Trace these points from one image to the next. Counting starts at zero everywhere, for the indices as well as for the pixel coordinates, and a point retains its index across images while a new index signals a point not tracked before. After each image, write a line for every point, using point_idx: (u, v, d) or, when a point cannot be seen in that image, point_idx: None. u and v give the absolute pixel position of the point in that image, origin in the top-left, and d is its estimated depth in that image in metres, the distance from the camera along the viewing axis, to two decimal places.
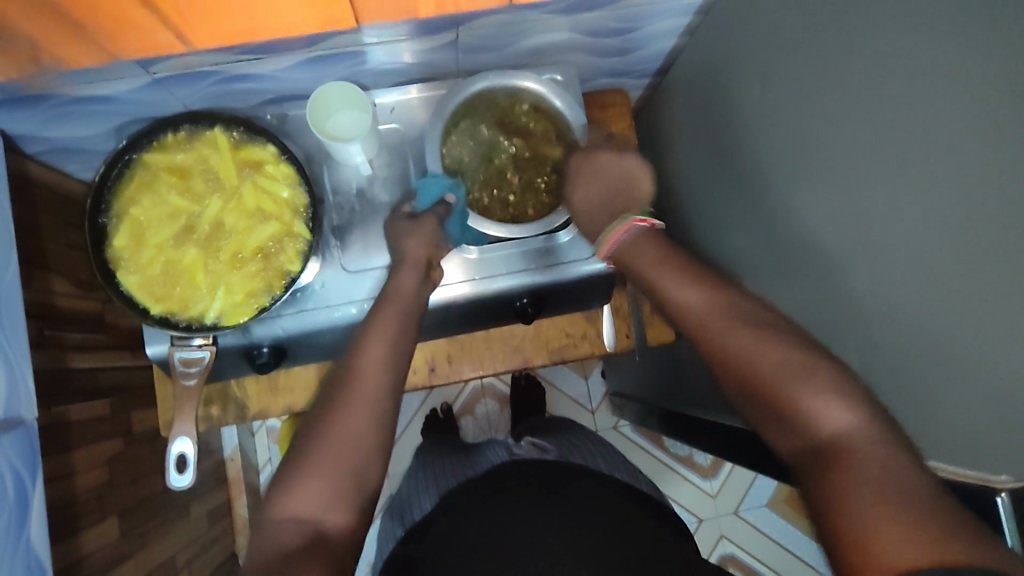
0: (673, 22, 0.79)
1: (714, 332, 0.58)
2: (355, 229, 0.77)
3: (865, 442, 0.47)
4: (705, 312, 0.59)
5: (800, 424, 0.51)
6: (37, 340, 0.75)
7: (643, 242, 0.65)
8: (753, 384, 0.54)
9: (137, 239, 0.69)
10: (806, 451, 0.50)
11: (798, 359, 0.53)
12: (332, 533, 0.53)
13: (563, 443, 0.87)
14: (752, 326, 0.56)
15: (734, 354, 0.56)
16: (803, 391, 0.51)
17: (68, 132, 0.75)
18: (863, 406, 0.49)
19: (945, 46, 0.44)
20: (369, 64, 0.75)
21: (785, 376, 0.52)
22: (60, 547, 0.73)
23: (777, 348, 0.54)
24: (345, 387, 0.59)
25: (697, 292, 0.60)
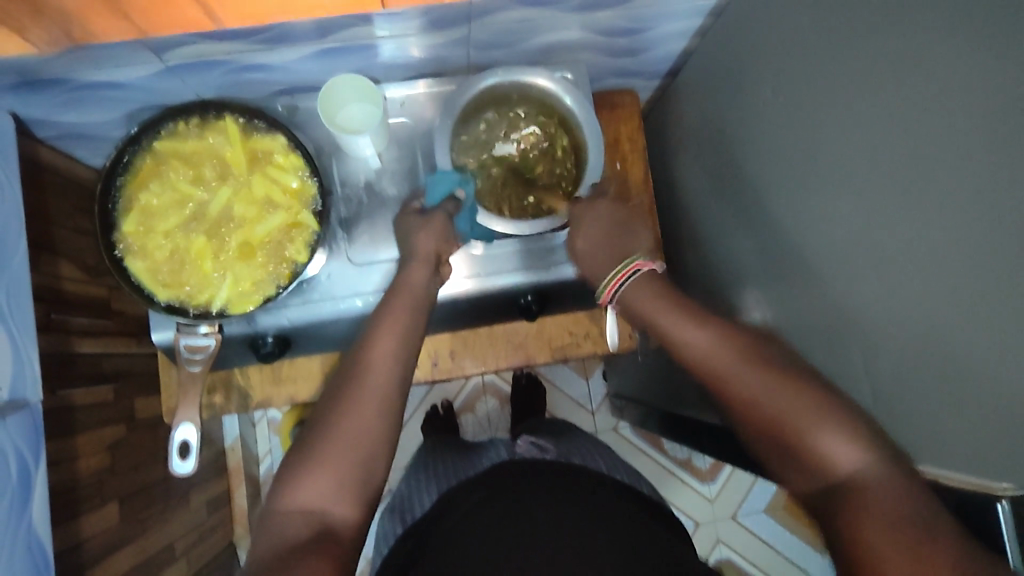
0: (684, 24, 0.79)
1: (727, 375, 0.62)
2: (363, 222, 0.77)
3: (870, 482, 0.52)
4: (713, 355, 0.63)
5: (811, 464, 0.56)
6: (43, 324, 0.76)
7: (648, 291, 0.69)
8: (769, 428, 0.58)
9: (146, 226, 0.69)
10: (819, 487, 0.55)
11: (805, 402, 0.57)
12: (332, 523, 0.53)
13: (564, 444, 0.87)
14: (759, 367, 0.60)
15: (744, 398, 0.60)
16: (812, 433, 0.56)
17: (80, 117, 0.75)
18: (867, 446, 0.53)
19: (952, 54, 0.45)
20: (380, 58, 0.75)
21: (793, 418, 0.57)
22: (61, 530, 0.74)
23: (783, 390, 0.58)
24: (348, 379, 0.60)
25: (705, 333, 0.65)
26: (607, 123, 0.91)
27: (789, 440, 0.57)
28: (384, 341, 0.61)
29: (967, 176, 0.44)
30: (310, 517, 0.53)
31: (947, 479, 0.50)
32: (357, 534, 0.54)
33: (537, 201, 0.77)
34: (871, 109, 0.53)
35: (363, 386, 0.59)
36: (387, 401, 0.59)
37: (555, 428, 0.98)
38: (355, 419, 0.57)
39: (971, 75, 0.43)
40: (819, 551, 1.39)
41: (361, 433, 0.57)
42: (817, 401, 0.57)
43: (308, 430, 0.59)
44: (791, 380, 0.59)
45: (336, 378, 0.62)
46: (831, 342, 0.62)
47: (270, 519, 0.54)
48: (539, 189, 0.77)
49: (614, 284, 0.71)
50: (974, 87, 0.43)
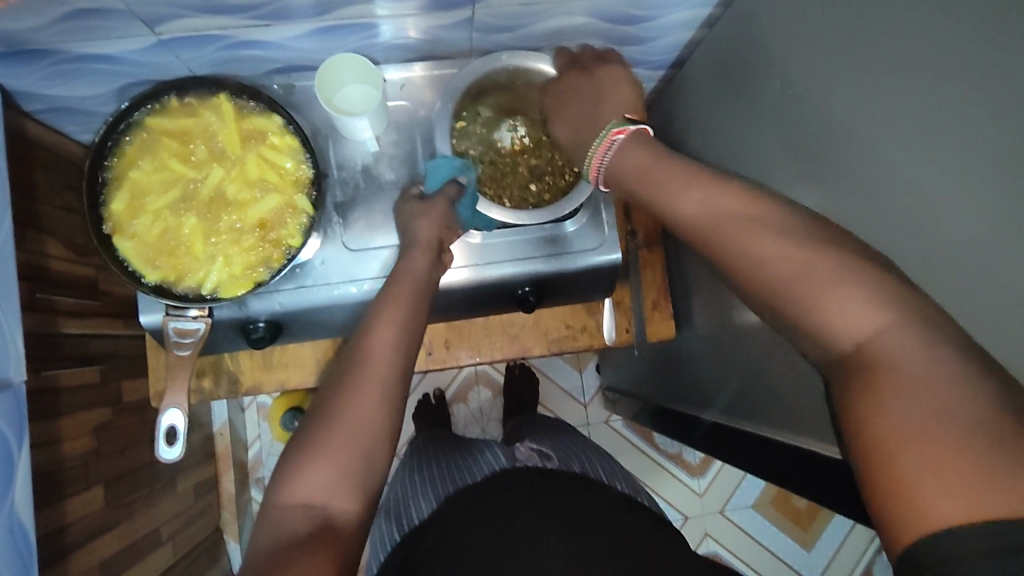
0: (692, 13, 0.78)
1: (725, 234, 0.48)
2: (359, 206, 0.76)
3: (891, 346, 0.39)
4: (712, 211, 0.49)
5: (822, 335, 0.43)
6: (28, 303, 0.74)
7: (624, 151, 0.59)
8: (773, 294, 0.45)
9: (135, 204, 0.67)
10: (833, 363, 0.43)
11: (816, 260, 0.43)
12: (330, 512, 0.52)
13: (563, 448, 0.87)
14: (767, 223, 0.46)
15: (740, 257, 0.47)
16: (824, 295, 0.42)
17: (69, 91, 0.73)
18: (895, 302, 0.40)
19: (972, 49, 0.44)
20: (381, 38, 0.73)
21: (800, 277, 0.44)
22: (43, 514, 0.72)
23: (782, 248, 0.45)
24: (348, 367, 0.58)
25: (698, 189, 0.50)
26: None
27: (793, 304, 0.44)
28: (385, 329, 0.60)
29: (985, 174, 0.43)
30: (307, 506, 0.52)
31: None
32: (357, 524, 0.53)
33: (539, 189, 0.76)
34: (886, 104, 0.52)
35: (366, 376, 0.57)
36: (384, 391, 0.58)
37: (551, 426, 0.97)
38: (350, 415, 0.55)
39: (990, 71, 0.43)
40: (805, 548, 1.40)
41: (360, 426, 0.55)
42: (840, 259, 0.43)
43: (307, 418, 0.58)
44: (796, 231, 0.45)
45: (337, 365, 0.60)
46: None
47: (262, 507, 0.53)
48: (541, 177, 0.76)
49: (608, 149, 0.61)
50: (993, 83, 0.42)
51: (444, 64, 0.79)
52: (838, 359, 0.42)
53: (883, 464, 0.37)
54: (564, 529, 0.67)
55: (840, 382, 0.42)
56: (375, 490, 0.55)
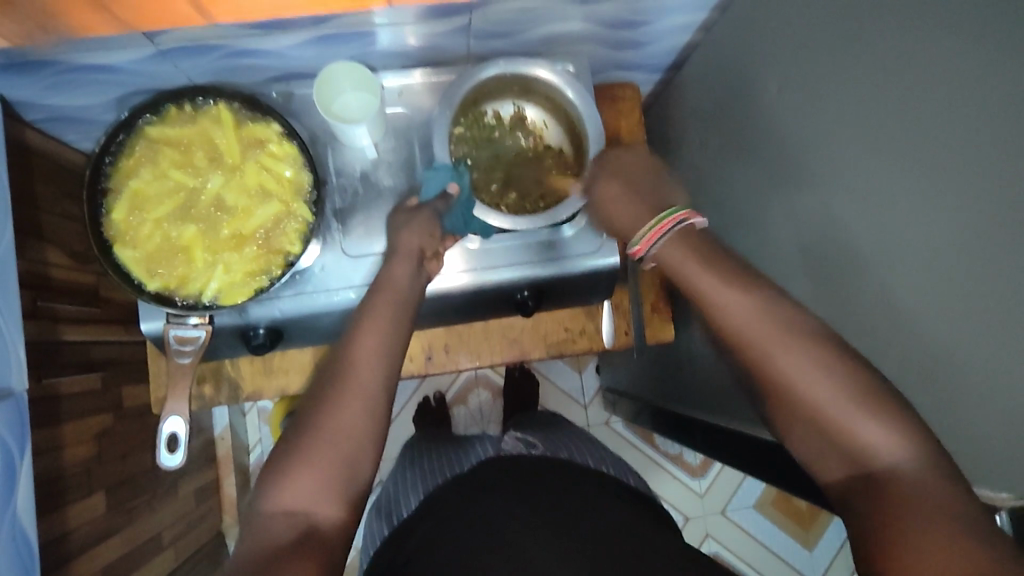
0: (689, 18, 0.78)
1: (761, 345, 0.54)
2: (358, 213, 0.76)
3: (927, 486, 0.45)
4: (754, 323, 0.55)
5: (846, 447, 0.49)
6: (30, 311, 0.74)
7: (682, 240, 0.61)
8: (809, 410, 0.51)
9: (136, 213, 0.67)
10: (855, 474, 0.49)
11: (852, 386, 0.50)
12: (313, 519, 0.53)
13: (554, 440, 0.87)
14: (803, 347, 0.52)
15: (786, 374, 0.52)
16: (855, 420, 0.49)
17: (69, 100, 0.74)
18: (920, 437, 0.47)
19: (971, 57, 0.44)
20: (379, 45, 0.73)
21: (837, 403, 0.50)
22: (46, 521, 0.73)
23: (826, 375, 0.51)
24: (332, 374, 0.59)
25: (743, 295, 0.56)
26: (607, 116, 0.90)
27: (829, 425, 0.50)
28: (369, 334, 0.60)
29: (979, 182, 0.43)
30: (289, 513, 0.53)
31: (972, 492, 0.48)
32: (341, 529, 0.54)
33: (536, 196, 0.76)
34: (883, 109, 0.52)
35: (346, 381, 0.58)
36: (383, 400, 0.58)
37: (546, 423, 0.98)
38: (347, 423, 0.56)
39: (988, 79, 0.43)
40: (806, 548, 1.40)
41: (343, 430, 0.56)
42: (866, 386, 0.50)
43: (291, 424, 0.58)
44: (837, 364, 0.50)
45: (321, 372, 0.61)
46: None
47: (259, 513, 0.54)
48: (538, 181, 0.77)
49: (662, 233, 0.61)
50: (991, 90, 0.43)
51: (443, 70, 0.78)
52: (840, 467, 0.50)
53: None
54: (543, 515, 0.67)
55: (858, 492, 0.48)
56: (359, 496, 0.56)
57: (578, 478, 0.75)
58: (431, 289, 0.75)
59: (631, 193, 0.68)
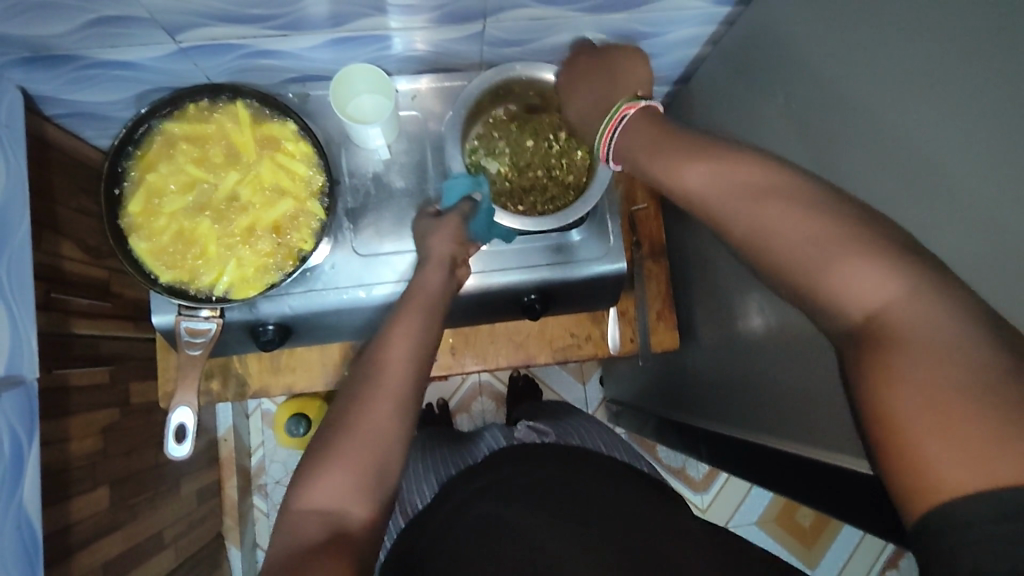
0: (697, 30, 0.79)
1: (731, 214, 0.47)
2: (369, 213, 0.77)
3: (919, 321, 0.39)
4: (718, 190, 0.48)
5: (830, 303, 0.43)
6: (42, 302, 0.75)
7: (643, 122, 0.57)
8: (792, 264, 0.44)
9: (151, 206, 0.68)
10: (851, 335, 0.42)
11: (825, 228, 0.43)
12: (345, 517, 0.53)
13: (561, 424, 0.86)
14: (775, 200, 0.45)
15: (758, 238, 0.46)
16: (823, 264, 0.42)
17: (89, 96, 0.75)
18: (900, 266, 0.40)
19: (970, 66, 0.44)
20: (394, 49, 0.75)
21: (815, 257, 0.43)
22: (49, 512, 0.73)
23: (803, 226, 0.44)
24: (363, 369, 0.59)
25: (700, 163, 0.49)
26: None
27: (808, 272, 0.43)
28: (399, 340, 0.59)
29: (981, 187, 0.44)
30: (323, 512, 0.53)
31: None
32: (369, 528, 0.54)
33: (547, 198, 0.77)
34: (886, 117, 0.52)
35: (375, 385, 0.57)
36: (401, 406, 0.57)
37: (553, 410, 0.98)
38: (370, 425, 0.56)
39: (986, 86, 0.43)
40: (809, 565, 1.39)
41: (372, 427, 0.56)
42: (850, 223, 0.42)
43: None
44: (814, 216, 0.44)
45: (352, 367, 0.61)
46: (820, 353, 0.62)
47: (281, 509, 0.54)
48: (551, 183, 0.77)
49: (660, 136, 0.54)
50: (989, 96, 0.43)
51: (455, 75, 0.80)
52: (834, 313, 0.43)
53: (895, 451, 0.38)
54: (544, 500, 0.68)
55: (851, 354, 0.42)
56: (388, 495, 0.55)
57: (591, 465, 0.76)
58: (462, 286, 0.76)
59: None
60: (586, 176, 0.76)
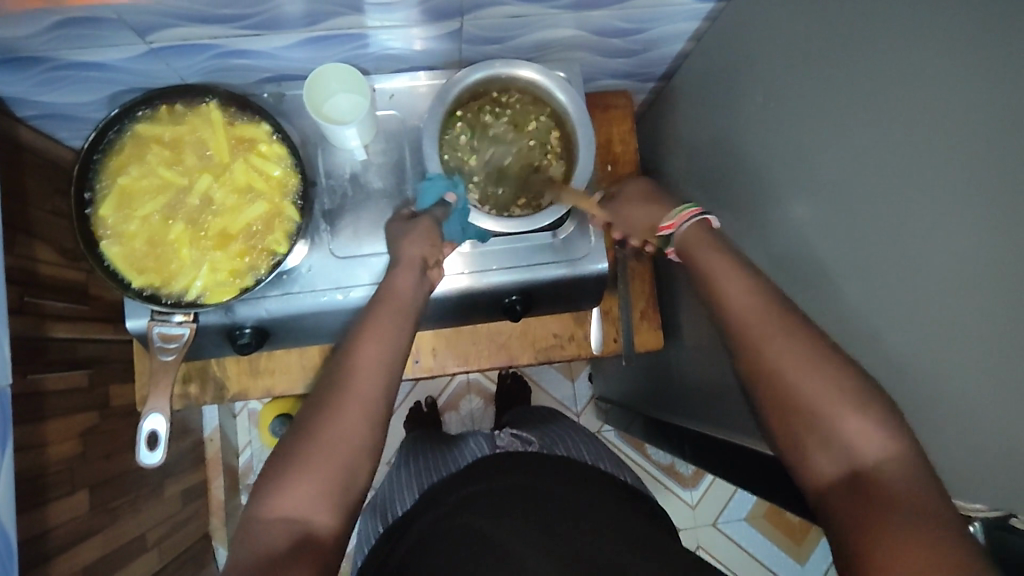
0: (681, 27, 0.78)
1: (753, 336, 0.55)
2: (347, 214, 0.76)
3: (908, 487, 0.46)
4: (745, 310, 0.57)
5: (840, 446, 0.49)
6: (16, 307, 0.74)
7: (699, 234, 0.64)
8: (791, 398, 0.52)
9: (124, 210, 0.67)
10: (843, 478, 0.49)
11: (835, 373, 0.51)
12: (311, 525, 0.54)
13: (547, 435, 0.87)
14: (792, 331, 0.54)
15: (771, 362, 0.53)
16: (840, 415, 0.49)
17: (61, 97, 0.74)
18: (901, 437, 0.48)
19: (951, 68, 0.43)
20: (372, 48, 0.73)
21: (834, 401, 0.50)
22: (25, 518, 0.72)
23: (819, 372, 0.51)
24: (332, 381, 0.60)
25: (741, 280, 0.58)
26: (600, 124, 0.90)
27: (816, 419, 0.50)
28: (369, 344, 0.61)
29: (961, 190, 0.43)
30: (289, 521, 0.53)
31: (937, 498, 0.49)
32: (337, 536, 0.55)
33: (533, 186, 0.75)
34: (865, 119, 0.52)
35: (347, 389, 0.59)
36: (371, 410, 0.59)
37: (544, 418, 0.98)
38: (340, 429, 0.57)
39: (967, 88, 0.42)
40: (799, 562, 1.39)
41: (344, 434, 0.57)
42: (839, 366, 0.51)
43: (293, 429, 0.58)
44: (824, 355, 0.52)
45: (322, 378, 0.62)
46: None
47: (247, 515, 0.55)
48: (533, 170, 0.76)
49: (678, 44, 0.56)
50: (970, 99, 0.42)
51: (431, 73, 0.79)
52: (817, 464, 0.50)
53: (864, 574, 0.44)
54: (530, 516, 0.68)
55: (842, 496, 0.49)
56: (353, 503, 0.57)
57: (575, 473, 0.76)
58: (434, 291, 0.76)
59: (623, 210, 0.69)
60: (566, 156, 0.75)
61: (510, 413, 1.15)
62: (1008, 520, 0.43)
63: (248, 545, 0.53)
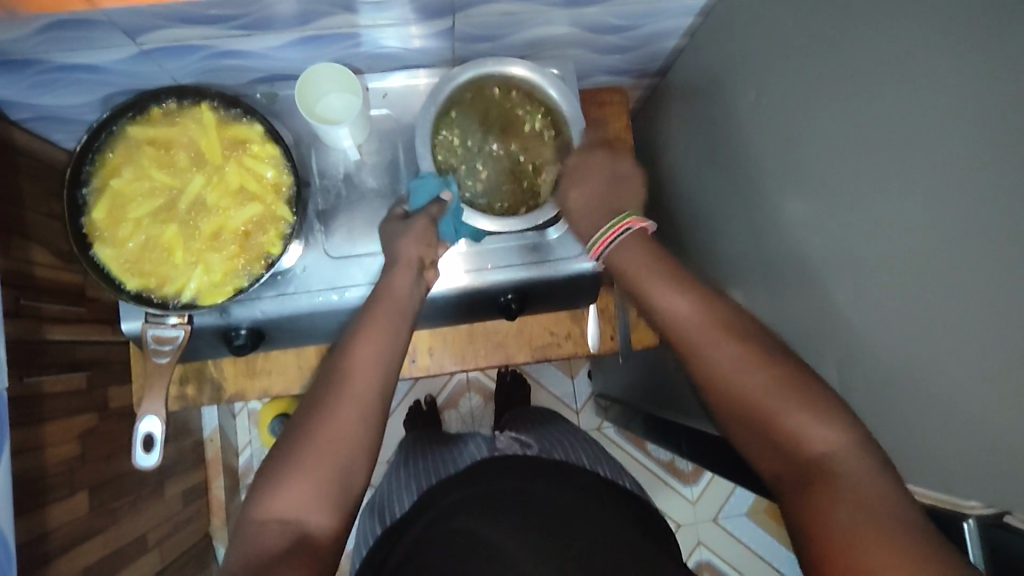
0: (674, 23, 0.78)
1: (695, 343, 0.58)
2: (341, 214, 0.76)
3: (852, 471, 0.47)
4: (690, 323, 0.59)
5: (786, 442, 0.51)
6: (12, 310, 0.74)
7: (635, 244, 0.64)
8: (742, 403, 0.54)
9: (117, 212, 0.67)
10: (792, 470, 0.51)
11: (776, 374, 0.53)
12: (305, 527, 0.54)
13: (547, 437, 0.87)
14: (734, 337, 0.56)
15: (720, 372, 0.56)
16: (785, 411, 0.52)
17: (54, 100, 0.74)
18: (844, 426, 0.50)
19: (942, 61, 0.43)
20: (364, 47, 0.73)
21: (768, 397, 0.53)
22: (24, 521, 0.72)
23: (755, 371, 0.54)
24: (328, 382, 0.60)
25: (678, 291, 0.60)
26: (595, 121, 0.90)
27: (764, 419, 0.53)
28: (365, 345, 0.61)
29: (955, 186, 0.43)
30: (283, 521, 0.54)
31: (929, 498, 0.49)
32: (333, 537, 0.55)
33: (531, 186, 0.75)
34: (858, 113, 0.51)
35: (342, 389, 0.59)
36: (364, 410, 0.59)
37: (542, 420, 0.99)
38: (335, 429, 0.57)
39: (959, 81, 0.42)
40: (801, 556, 1.38)
41: (339, 437, 0.57)
42: (777, 364, 0.54)
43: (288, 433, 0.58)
44: (762, 356, 0.55)
45: (318, 379, 0.62)
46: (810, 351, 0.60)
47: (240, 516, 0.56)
48: (528, 169, 0.75)
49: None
50: (961, 93, 0.41)
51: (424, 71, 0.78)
52: (771, 462, 0.53)
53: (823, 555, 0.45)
54: (531, 519, 0.69)
55: (794, 486, 0.50)
56: (351, 502, 0.57)
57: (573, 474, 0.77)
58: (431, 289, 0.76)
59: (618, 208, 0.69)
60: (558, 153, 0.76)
61: (509, 415, 1.15)
62: (1003, 517, 0.42)
63: (241, 548, 0.53)
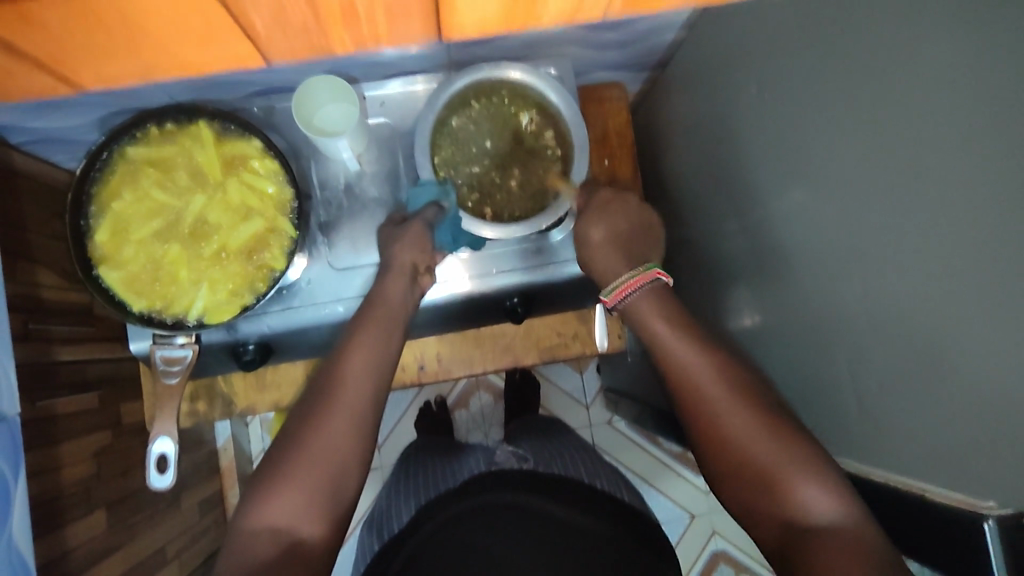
0: (671, 16, 0.76)
1: (705, 400, 0.62)
2: (343, 226, 0.76)
3: (843, 529, 0.51)
4: (698, 375, 0.63)
5: (784, 500, 0.55)
6: (21, 334, 0.74)
7: (656, 296, 0.69)
8: (744, 461, 0.58)
9: (120, 234, 0.67)
10: (787, 529, 0.54)
11: (775, 437, 0.58)
12: (298, 535, 0.55)
13: (545, 452, 0.93)
14: (740, 398, 0.61)
15: (728, 434, 0.60)
16: (783, 471, 0.56)
17: (52, 123, 0.73)
18: (841, 490, 0.53)
19: (947, 54, 0.42)
20: (360, 57, 0.71)
21: (767, 455, 0.57)
22: (44, 542, 0.73)
23: (759, 430, 0.59)
24: (320, 392, 0.62)
25: (691, 349, 0.65)
26: (594, 118, 0.89)
27: (764, 475, 0.57)
28: (357, 353, 0.63)
29: (963, 182, 0.42)
30: (276, 529, 0.55)
31: (940, 497, 0.48)
32: (323, 545, 0.56)
33: (534, 186, 0.74)
34: (861, 105, 0.50)
35: (334, 397, 0.61)
36: (357, 415, 0.61)
37: (540, 432, 1.05)
38: (329, 434, 0.59)
39: (968, 72, 0.41)
40: None
41: (334, 443, 0.59)
42: (776, 425, 0.59)
43: (295, 448, 0.59)
44: (763, 418, 0.59)
45: (310, 388, 0.64)
46: (821, 348, 0.60)
47: (249, 534, 0.56)
48: (530, 170, 0.75)
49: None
50: (967, 87, 0.41)
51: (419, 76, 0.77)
52: (770, 521, 0.56)
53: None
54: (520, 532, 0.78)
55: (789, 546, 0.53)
56: (343, 512, 0.58)
57: (557, 482, 0.83)
58: (431, 296, 0.76)
59: (603, 224, 0.72)
60: (561, 151, 0.74)
61: (512, 425, 1.20)
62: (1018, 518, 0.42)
63: (250, 559, 0.53)
